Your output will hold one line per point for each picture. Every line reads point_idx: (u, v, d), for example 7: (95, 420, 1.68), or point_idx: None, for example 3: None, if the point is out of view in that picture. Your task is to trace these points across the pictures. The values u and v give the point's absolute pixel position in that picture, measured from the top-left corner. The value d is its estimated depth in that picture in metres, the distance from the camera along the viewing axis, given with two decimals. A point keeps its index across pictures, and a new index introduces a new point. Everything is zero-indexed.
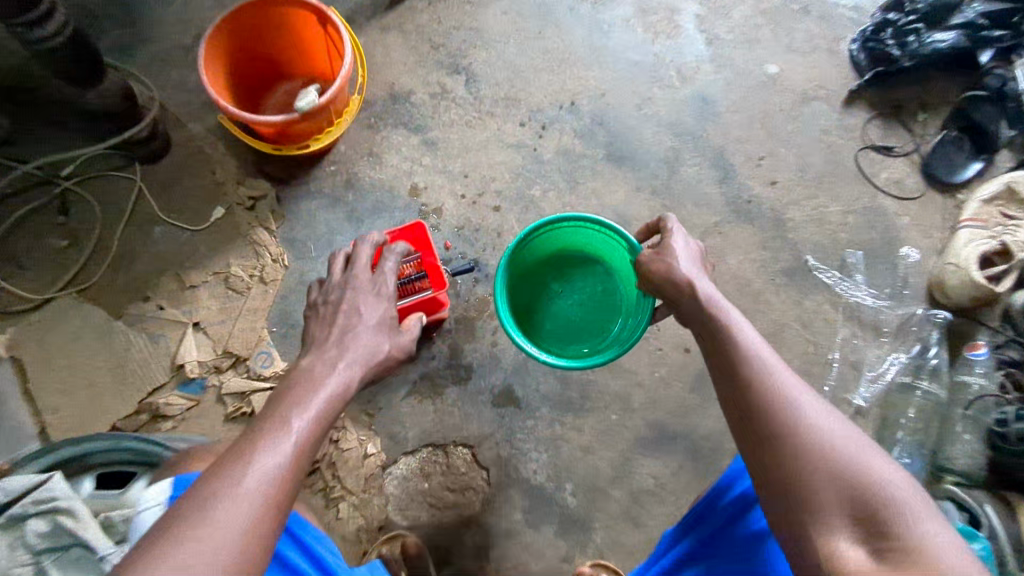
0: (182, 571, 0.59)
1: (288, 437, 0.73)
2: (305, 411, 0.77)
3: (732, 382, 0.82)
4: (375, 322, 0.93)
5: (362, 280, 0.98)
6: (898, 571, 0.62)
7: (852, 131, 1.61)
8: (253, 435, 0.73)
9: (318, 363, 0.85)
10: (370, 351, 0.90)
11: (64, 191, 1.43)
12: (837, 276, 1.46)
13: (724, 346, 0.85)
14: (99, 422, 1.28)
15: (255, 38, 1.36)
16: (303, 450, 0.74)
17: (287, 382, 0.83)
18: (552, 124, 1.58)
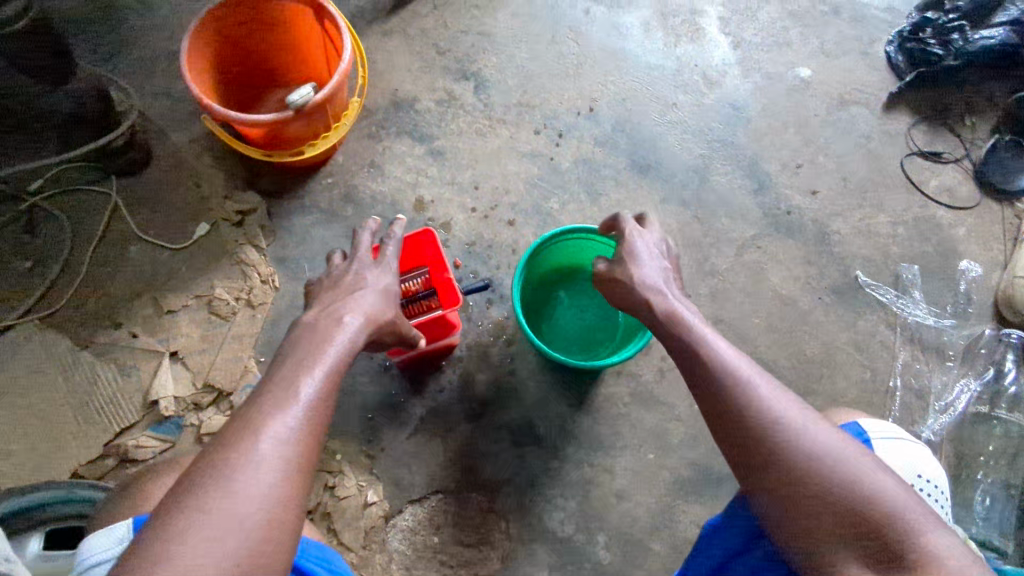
0: (212, 536, 0.56)
1: (298, 400, 0.68)
2: (311, 374, 0.71)
3: (705, 398, 0.76)
4: (381, 291, 0.86)
5: (364, 262, 0.90)
6: (818, 523, 0.65)
7: (896, 137, 1.48)
8: (259, 401, 0.68)
9: (322, 322, 0.79)
10: (374, 315, 0.83)
11: (32, 207, 1.29)
12: (893, 293, 1.32)
13: (695, 357, 0.78)
14: (57, 469, 1.11)
15: (245, 35, 1.24)
16: (315, 415, 0.68)
17: (290, 342, 0.77)
18: (569, 132, 1.44)
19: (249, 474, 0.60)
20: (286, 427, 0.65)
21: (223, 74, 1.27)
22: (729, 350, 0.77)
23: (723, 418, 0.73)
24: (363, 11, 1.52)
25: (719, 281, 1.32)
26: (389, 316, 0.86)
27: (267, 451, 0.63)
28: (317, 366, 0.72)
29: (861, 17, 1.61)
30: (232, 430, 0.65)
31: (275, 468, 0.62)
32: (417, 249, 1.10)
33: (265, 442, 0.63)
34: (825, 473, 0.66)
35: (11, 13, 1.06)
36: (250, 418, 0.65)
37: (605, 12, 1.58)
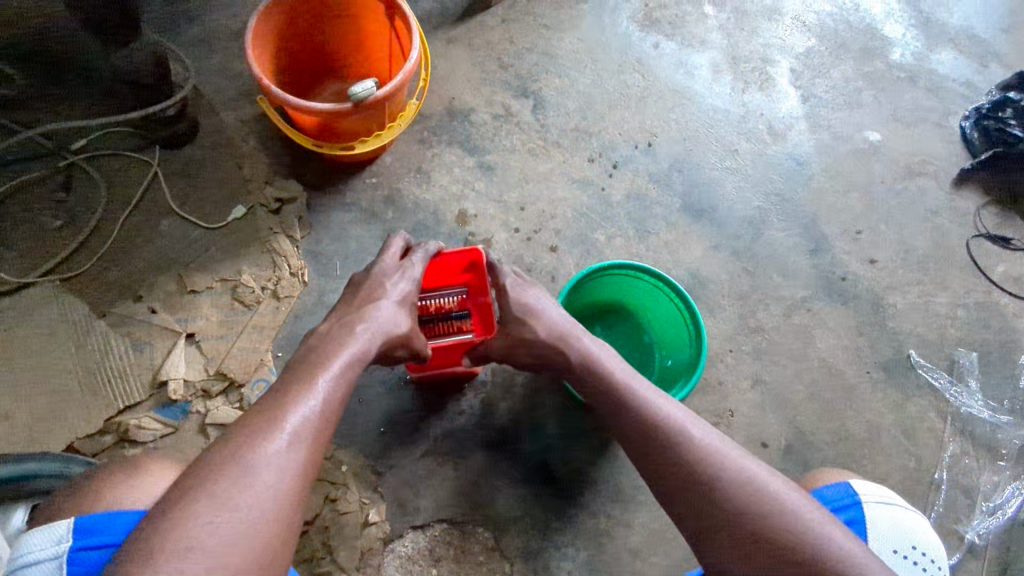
0: (216, 518, 0.56)
1: (313, 399, 0.69)
2: (326, 373, 0.72)
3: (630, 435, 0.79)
4: (398, 300, 0.88)
5: (389, 267, 0.92)
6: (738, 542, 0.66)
7: (964, 216, 1.42)
8: (279, 398, 0.68)
9: (337, 330, 0.81)
10: (386, 325, 0.84)
11: (71, 166, 1.26)
12: (946, 379, 1.25)
13: (614, 399, 0.83)
14: (51, 439, 1.06)
15: (313, 22, 1.22)
16: (330, 410, 0.70)
17: (305, 349, 0.78)
18: (624, 164, 1.39)
19: (268, 459, 0.61)
20: (304, 417, 0.66)
21: (286, 59, 1.24)
22: (646, 388, 0.83)
23: (642, 450, 0.77)
24: (431, 15, 1.50)
25: (764, 340, 1.26)
26: (404, 325, 0.86)
27: (286, 439, 0.64)
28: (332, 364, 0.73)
29: (937, 88, 1.56)
30: (251, 418, 0.66)
31: (293, 456, 0.63)
32: (462, 267, 1.02)
33: (284, 430, 0.64)
34: (729, 488, 0.69)
35: None
36: (271, 409, 0.67)
37: (674, 48, 1.55)
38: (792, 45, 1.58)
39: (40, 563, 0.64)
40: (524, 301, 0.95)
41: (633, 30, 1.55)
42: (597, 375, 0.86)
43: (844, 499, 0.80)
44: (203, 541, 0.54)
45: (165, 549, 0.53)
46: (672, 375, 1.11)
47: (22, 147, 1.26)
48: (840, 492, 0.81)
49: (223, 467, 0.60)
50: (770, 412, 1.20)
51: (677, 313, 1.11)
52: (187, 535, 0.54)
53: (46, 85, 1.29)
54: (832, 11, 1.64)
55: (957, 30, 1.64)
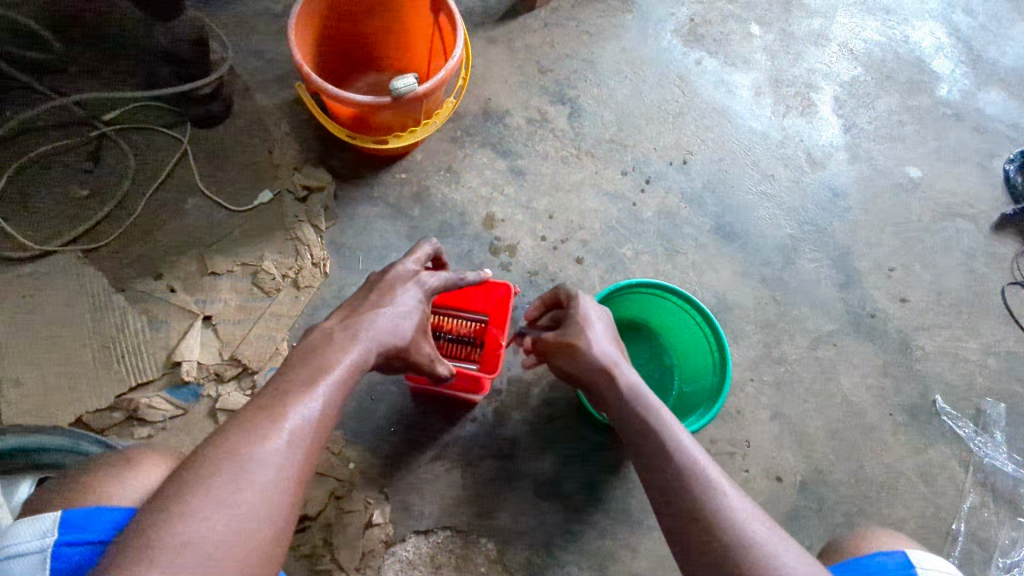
0: (209, 518, 0.54)
1: (312, 400, 0.67)
2: (327, 375, 0.70)
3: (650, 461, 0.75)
4: (407, 308, 0.83)
5: (404, 272, 0.87)
6: None
7: (1001, 262, 1.39)
8: (277, 396, 0.67)
9: (336, 330, 0.77)
10: (389, 330, 0.79)
11: (102, 136, 1.25)
12: (971, 429, 1.24)
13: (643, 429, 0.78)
14: (62, 412, 1.05)
15: (356, 12, 1.20)
16: (330, 414, 0.68)
17: (305, 346, 0.75)
18: (657, 180, 1.37)
19: (266, 460, 0.60)
20: (303, 420, 0.65)
21: (326, 46, 1.22)
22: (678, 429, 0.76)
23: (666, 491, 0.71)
24: (473, 13, 1.48)
25: (787, 371, 1.24)
26: (409, 334, 0.82)
27: (284, 439, 0.62)
28: (334, 367, 0.71)
29: (982, 128, 1.53)
30: (249, 415, 0.64)
31: (292, 457, 0.62)
32: (487, 297, 1.05)
33: (283, 430, 0.63)
34: (748, 553, 0.61)
35: None
36: (271, 406, 0.65)
37: (717, 66, 1.52)
38: (837, 72, 1.55)
39: (23, 558, 0.61)
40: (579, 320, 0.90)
41: (676, 44, 1.53)
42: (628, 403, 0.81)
43: (897, 568, 0.73)
44: (202, 539, 0.53)
45: (163, 543, 0.52)
46: (689, 403, 1.09)
47: (54, 113, 1.25)
48: (892, 561, 0.74)
49: (221, 463, 0.58)
50: (788, 447, 1.18)
51: (696, 328, 1.09)
52: (182, 530, 0.53)
53: (83, 53, 1.29)
54: (881, 41, 1.60)
55: (1007, 70, 1.61)
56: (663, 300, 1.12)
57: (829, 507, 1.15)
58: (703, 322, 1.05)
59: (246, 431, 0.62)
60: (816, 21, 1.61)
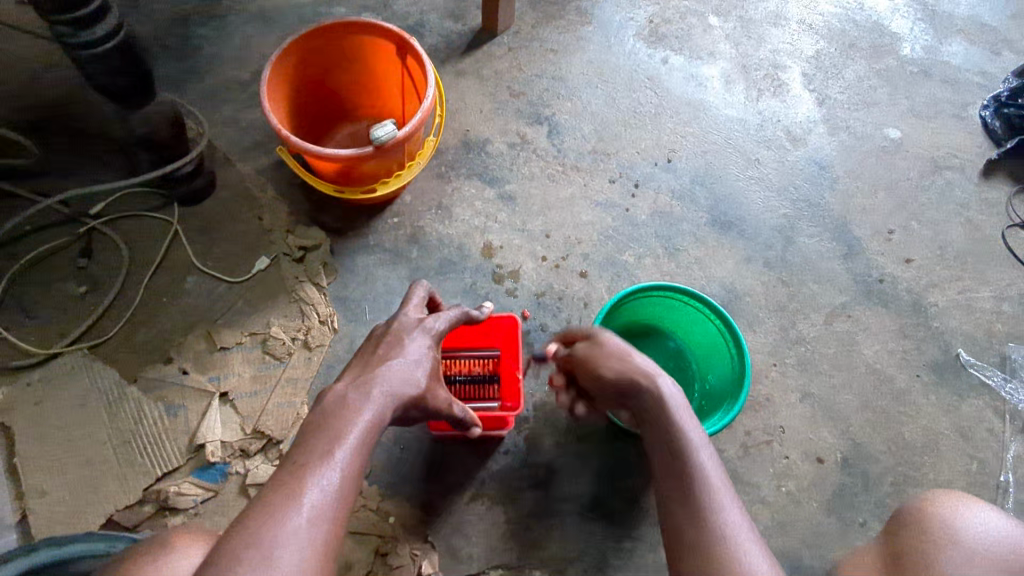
0: None
1: (331, 471, 0.66)
2: (345, 441, 0.68)
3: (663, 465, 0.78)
4: (416, 356, 0.79)
5: (410, 321, 0.85)
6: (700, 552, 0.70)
7: (995, 206, 1.40)
8: (296, 470, 0.66)
9: (351, 387, 0.74)
10: (402, 382, 0.76)
11: (91, 231, 1.25)
12: (1000, 376, 1.24)
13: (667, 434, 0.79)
14: (92, 514, 1.02)
15: (323, 68, 1.21)
16: (351, 483, 0.67)
17: (319, 410, 0.72)
18: (645, 182, 1.37)
19: (290, 547, 0.60)
20: (324, 496, 0.64)
21: (300, 106, 1.23)
22: (710, 461, 0.76)
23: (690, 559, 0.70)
24: (437, 50, 1.49)
25: (808, 350, 1.23)
26: (422, 382, 0.78)
27: (303, 519, 0.62)
28: (350, 432, 0.69)
29: (951, 79, 1.55)
30: (270, 497, 0.63)
31: (313, 536, 0.62)
32: (494, 331, 1.06)
33: (303, 510, 0.62)
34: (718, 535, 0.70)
35: (106, 30, 0.96)
36: (291, 484, 0.64)
37: (684, 62, 1.53)
38: (802, 49, 1.57)
39: None
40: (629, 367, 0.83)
41: (640, 47, 1.54)
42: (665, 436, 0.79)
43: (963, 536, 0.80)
44: None
45: None
46: (715, 398, 1.08)
47: (41, 215, 1.25)
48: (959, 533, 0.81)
49: (244, 557, 0.58)
50: (822, 425, 1.17)
51: (705, 320, 1.09)
52: None
53: (58, 152, 1.28)
54: (838, 13, 1.63)
55: (964, 19, 1.64)
56: (667, 299, 1.11)
57: (875, 480, 1.14)
58: (714, 314, 1.05)
59: (267, 519, 0.61)
60: (771, 2, 1.64)
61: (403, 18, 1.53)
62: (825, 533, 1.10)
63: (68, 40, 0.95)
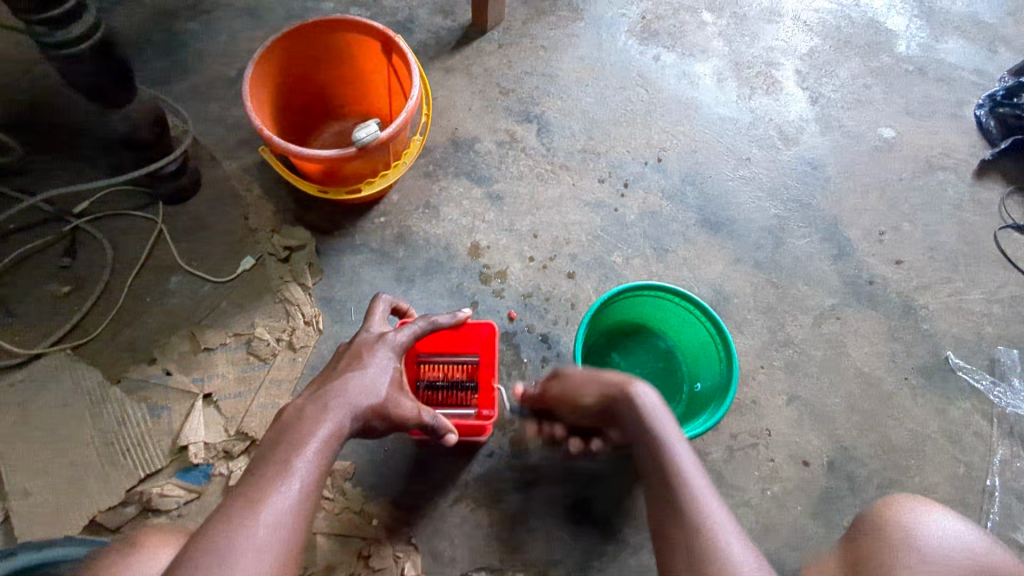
0: None
1: (291, 481, 0.66)
2: (303, 450, 0.68)
3: (648, 469, 0.73)
4: (377, 367, 0.79)
5: (373, 334, 0.85)
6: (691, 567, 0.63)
7: (988, 207, 1.39)
8: (257, 480, 0.66)
9: (309, 401, 0.74)
10: (361, 392, 0.76)
11: (75, 229, 1.24)
12: (988, 379, 1.23)
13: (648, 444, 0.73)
14: (73, 515, 1.02)
15: (309, 65, 1.20)
16: (311, 492, 0.67)
17: (279, 424, 0.73)
18: (635, 181, 1.36)
19: (248, 554, 0.59)
20: (284, 505, 0.64)
21: (285, 104, 1.21)
22: (688, 457, 0.72)
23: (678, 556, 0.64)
24: (426, 47, 1.48)
25: (796, 353, 1.23)
26: (383, 391, 0.78)
27: (264, 528, 0.62)
28: (308, 442, 0.69)
29: (947, 77, 1.53)
30: (230, 508, 0.63)
31: (274, 545, 0.61)
32: (472, 337, 1.05)
33: (263, 519, 0.62)
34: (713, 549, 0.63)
35: (82, 29, 0.95)
36: (248, 493, 0.64)
37: (676, 59, 1.52)
38: (796, 46, 1.55)
39: None
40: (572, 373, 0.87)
41: (633, 43, 1.53)
42: (660, 461, 0.71)
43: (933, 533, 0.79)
44: None
45: None
46: (702, 399, 1.07)
47: (25, 214, 1.24)
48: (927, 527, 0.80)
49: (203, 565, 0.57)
50: (809, 429, 1.17)
51: (695, 319, 1.08)
52: None
53: (42, 150, 1.27)
54: (834, 9, 1.61)
55: (961, 16, 1.62)
56: (658, 298, 1.10)
57: (861, 483, 1.14)
58: (705, 315, 1.04)
59: (226, 528, 0.61)
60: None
61: (392, 14, 1.51)
62: (810, 537, 1.09)
63: (44, 39, 0.94)
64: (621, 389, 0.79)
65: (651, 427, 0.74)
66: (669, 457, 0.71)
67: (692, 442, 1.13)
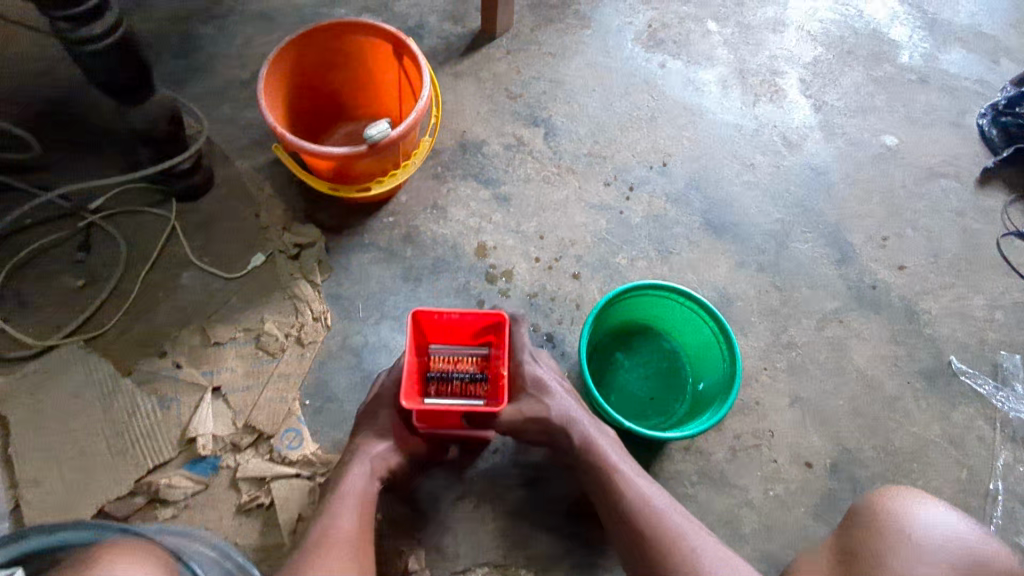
0: None
1: (325, 546, 0.80)
2: (328, 523, 0.84)
3: (597, 484, 0.91)
4: (373, 440, 0.97)
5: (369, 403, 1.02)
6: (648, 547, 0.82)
7: (991, 214, 1.40)
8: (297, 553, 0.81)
9: (324, 496, 0.91)
10: (363, 465, 0.93)
11: (90, 225, 1.26)
12: (991, 384, 1.24)
13: (593, 462, 0.92)
14: (83, 504, 1.03)
15: (322, 67, 1.22)
16: (346, 549, 0.81)
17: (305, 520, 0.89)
18: (640, 185, 1.38)
19: None
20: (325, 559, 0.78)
21: (297, 104, 1.24)
22: (628, 466, 0.91)
23: (635, 543, 0.83)
24: (436, 52, 1.51)
25: (799, 355, 1.24)
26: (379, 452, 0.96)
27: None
28: (330, 517, 0.85)
29: (949, 86, 1.55)
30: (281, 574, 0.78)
31: None
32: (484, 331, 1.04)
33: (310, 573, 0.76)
34: (664, 528, 0.82)
35: (104, 27, 0.97)
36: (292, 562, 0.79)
37: (681, 66, 1.54)
38: (800, 55, 1.58)
39: None
40: (536, 376, 0.99)
41: (638, 51, 1.55)
42: (606, 473, 0.90)
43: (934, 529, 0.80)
44: None
45: None
46: (706, 397, 1.08)
47: (42, 209, 1.27)
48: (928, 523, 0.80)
49: None
50: (812, 431, 1.17)
51: (699, 319, 1.10)
52: None
53: (60, 148, 1.30)
54: (837, 20, 1.64)
55: (963, 28, 1.64)
56: (662, 297, 1.12)
57: (863, 485, 1.14)
58: (708, 314, 1.05)
59: None
60: (770, 9, 1.65)
61: (403, 20, 1.55)
62: (813, 538, 1.09)
63: (68, 36, 0.96)
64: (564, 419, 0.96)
65: (595, 450, 0.92)
66: (613, 470, 0.90)
67: (695, 441, 1.13)
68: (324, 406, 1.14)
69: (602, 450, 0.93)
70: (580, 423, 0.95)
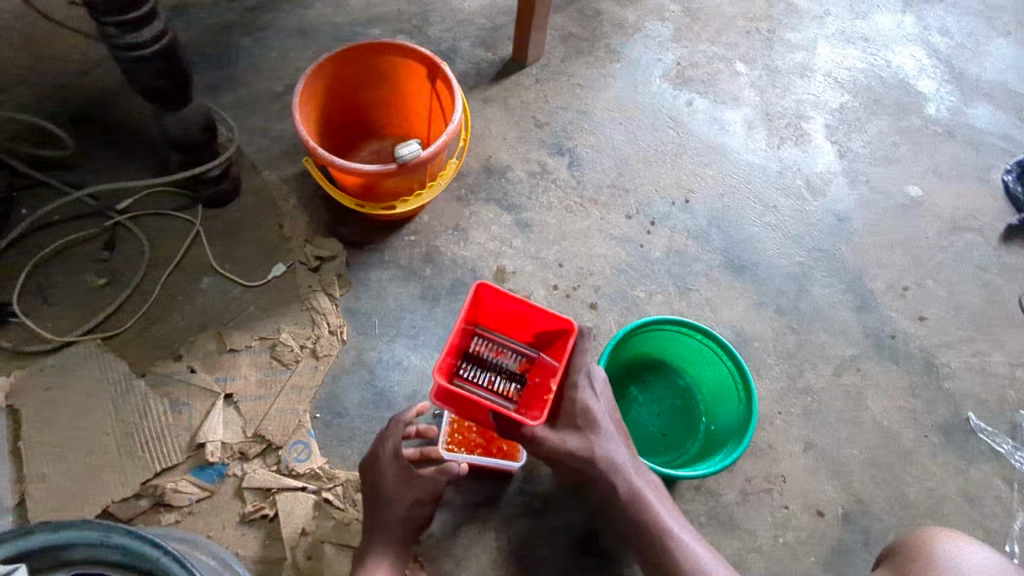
0: None
1: None
2: None
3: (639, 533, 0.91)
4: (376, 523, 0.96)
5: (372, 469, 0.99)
6: None
7: (1013, 271, 1.39)
8: None
9: None
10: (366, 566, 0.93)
11: (116, 225, 1.28)
12: (1010, 444, 1.22)
13: (637, 513, 0.90)
14: (88, 503, 1.03)
15: (356, 85, 1.24)
16: None
17: None
18: (662, 220, 1.38)
19: None
20: None
21: (329, 120, 1.26)
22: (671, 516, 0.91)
23: None
24: (466, 77, 1.53)
25: (814, 401, 1.22)
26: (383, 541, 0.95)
27: None
28: None
29: (975, 141, 1.56)
30: None
31: None
32: (548, 337, 0.99)
33: None
34: None
35: (152, 34, 1.00)
36: None
37: (707, 105, 1.56)
38: (827, 101, 1.59)
39: None
40: (583, 407, 0.90)
41: (666, 88, 1.57)
42: (651, 524, 0.89)
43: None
44: None
45: None
46: (719, 437, 1.07)
47: (71, 207, 1.29)
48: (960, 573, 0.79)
49: None
50: (825, 479, 1.16)
51: (715, 357, 1.09)
52: None
53: (94, 148, 1.33)
54: (864, 69, 1.65)
55: (991, 84, 1.65)
56: (680, 334, 1.11)
57: (875, 538, 1.12)
58: (726, 353, 1.05)
59: None
60: (799, 54, 1.66)
61: (436, 43, 1.57)
62: None
63: (116, 41, 0.99)
64: (610, 465, 0.90)
65: (641, 503, 0.90)
66: (658, 521, 0.89)
67: (705, 481, 1.12)
68: (334, 420, 1.13)
69: (647, 500, 0.90)
70: (626, 472, 0.91)
